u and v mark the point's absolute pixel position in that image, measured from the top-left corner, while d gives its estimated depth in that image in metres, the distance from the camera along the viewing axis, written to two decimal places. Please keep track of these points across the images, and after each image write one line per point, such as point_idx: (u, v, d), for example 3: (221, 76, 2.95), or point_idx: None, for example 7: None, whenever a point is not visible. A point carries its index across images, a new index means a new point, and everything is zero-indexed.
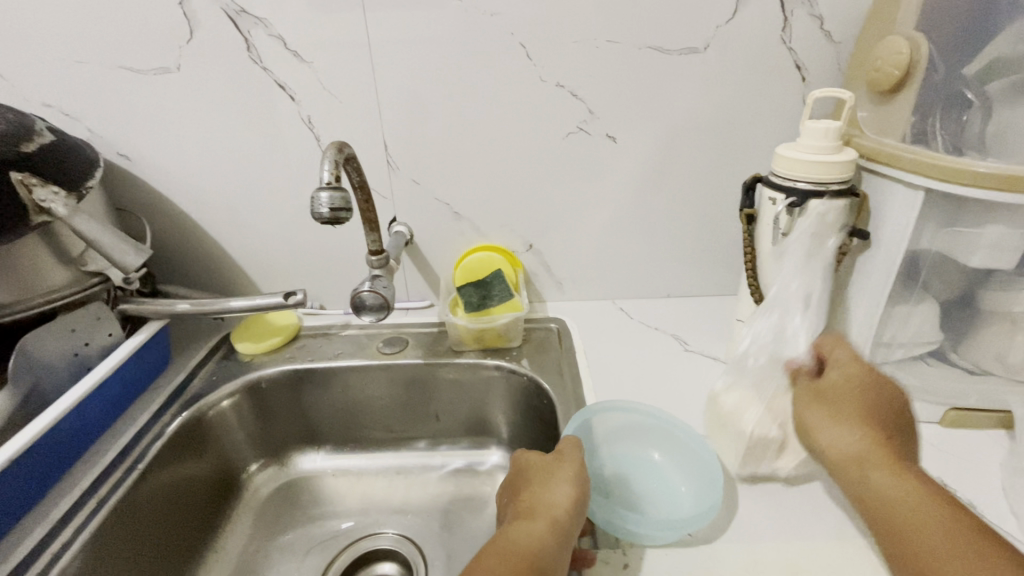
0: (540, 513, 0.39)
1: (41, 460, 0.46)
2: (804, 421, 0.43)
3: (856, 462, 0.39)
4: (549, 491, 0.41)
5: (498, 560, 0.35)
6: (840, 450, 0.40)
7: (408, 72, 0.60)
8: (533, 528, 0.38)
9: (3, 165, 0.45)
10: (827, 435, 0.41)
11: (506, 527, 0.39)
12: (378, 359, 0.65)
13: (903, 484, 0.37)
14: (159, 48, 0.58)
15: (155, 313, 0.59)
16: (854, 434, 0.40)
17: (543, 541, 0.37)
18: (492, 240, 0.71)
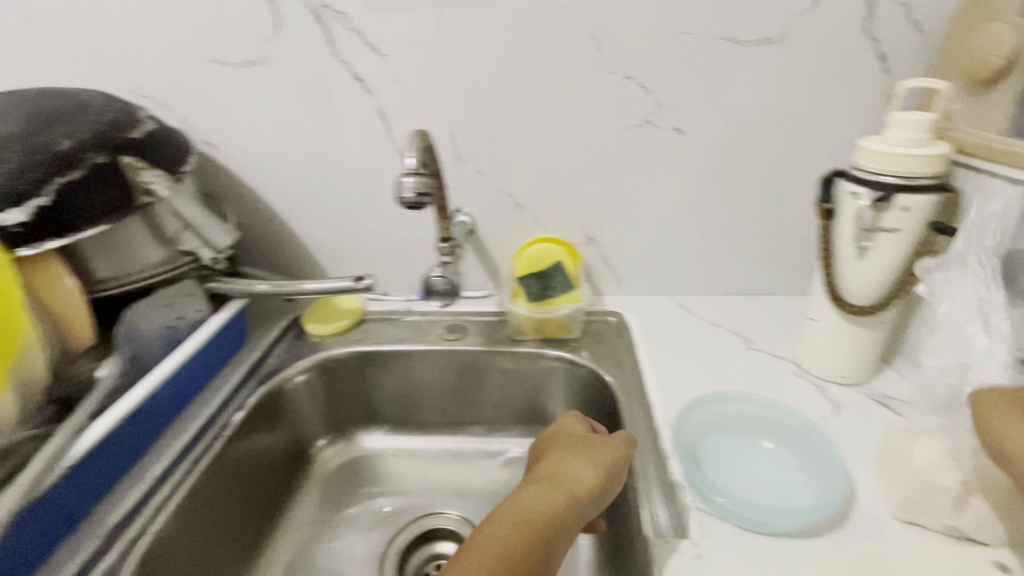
0: (564, 486, 0.42)
1: (142, 422, 0.49)
2: (987, 427, 0.40)
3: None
4: (578, 471, 0.44)
5: (520, 514, 0.39)
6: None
7: (479, 65, 0.61)
8: (554, 496, 0.41)
9: (116, 151, 0.50)
10: (1015, 441, 0.38)
11: (530, 487, 0.42)
12: (441, 345, 0.67)
13: None
14: (248, 42, 0.62)
15: (236, 292, 0.62)
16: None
17: (560, 511, 0.40)
18: (552, 232, 0.71)
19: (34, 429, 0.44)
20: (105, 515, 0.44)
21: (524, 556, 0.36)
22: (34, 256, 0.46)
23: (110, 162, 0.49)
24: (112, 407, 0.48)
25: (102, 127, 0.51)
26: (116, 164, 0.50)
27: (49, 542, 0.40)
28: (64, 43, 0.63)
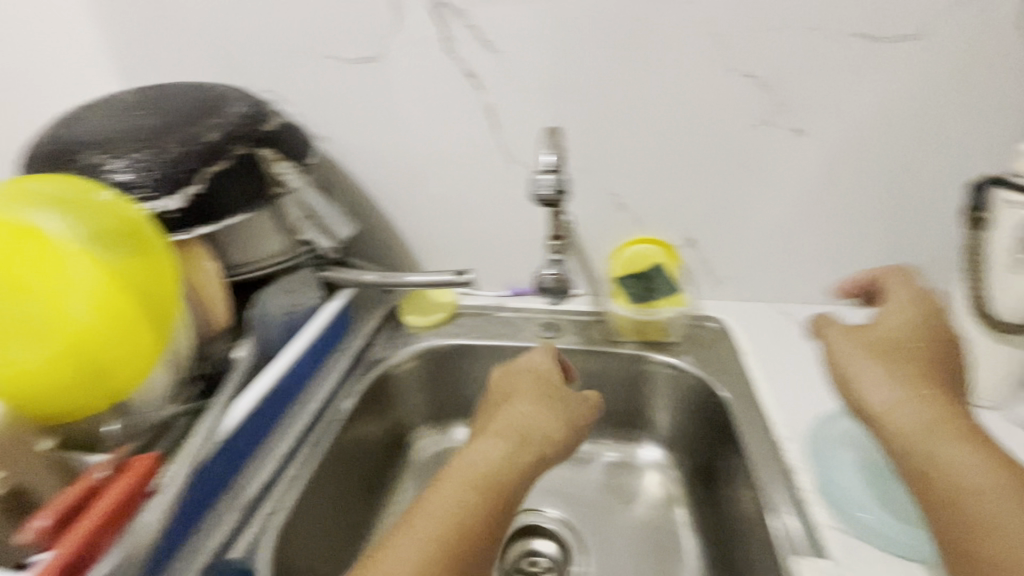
0: (523, 440, 0.48)
1: (271, 403, 0.51)
2: (848, 381, 0.46)
3: (908, 424, 0.41)
4: (536, 426, 0.50)
5: (477, 470, 0.44)
6: (894, 414, 0.42)
7: (592, 61, 0.61)
8: (510, 450, 0.46)
9: (253, 143, 0.52)
10: (875, 398, 0.43)
11: (489, 440, 0.47)
12: (539, 342, 0.67)
13: (965, 451, 0.38)
14: (365, 38, 0.63)
15: (348, 282, 0.64)
16: (914, 398, 0.42)
17: (519, 464, 0.46)
18: (652, 232, 0.69)
19: (186, 403, 0.49)
20: (242, 489, 0.46)
21: (484, 510, 0.42)
22: (180, 242, 0.49)
23: (247, 152, 0.51)
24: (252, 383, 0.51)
25: (242, 120, 0.53)
26: (252, 157, 0.52)
27: (200, 510, 0.43)
28: (194, 41, 0.66)
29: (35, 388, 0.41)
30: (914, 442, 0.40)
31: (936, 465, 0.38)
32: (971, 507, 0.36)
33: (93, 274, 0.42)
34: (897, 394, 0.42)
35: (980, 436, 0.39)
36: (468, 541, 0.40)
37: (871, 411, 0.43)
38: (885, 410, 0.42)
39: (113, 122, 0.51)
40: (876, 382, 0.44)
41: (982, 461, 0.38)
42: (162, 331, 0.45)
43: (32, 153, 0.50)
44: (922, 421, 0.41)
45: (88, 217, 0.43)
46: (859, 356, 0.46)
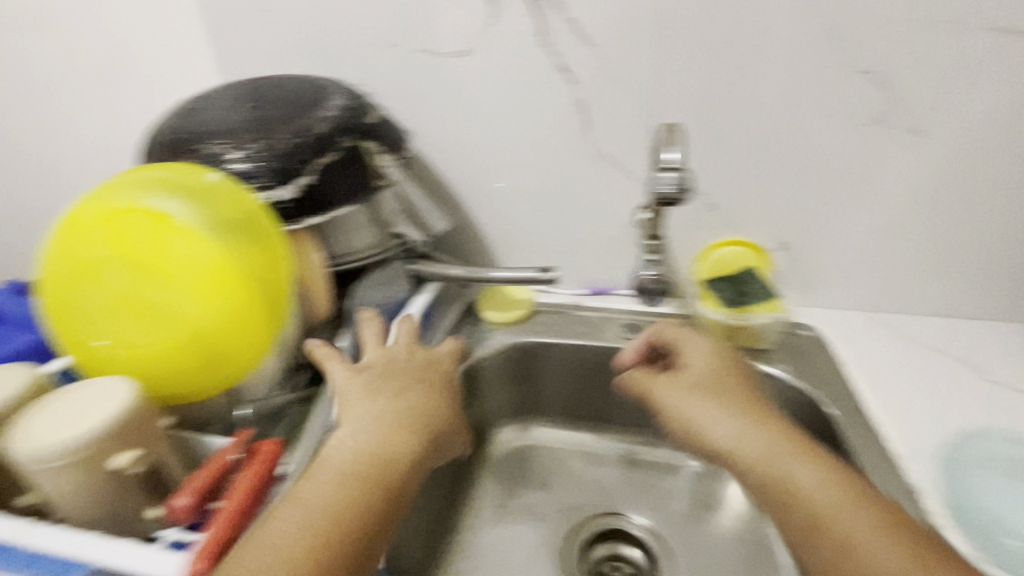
0: (419, 431, 0.44)
1: None
2: (682, 406, 0.52)
3: (747, 458, 0.46)
4: (432, 418, 0.47)
5: (364, 455, 0.41)
6: (730, 442, 0.48)
7: (694, 57, 0.59)
8: (404, 439, 0.43)
9: (360, 136, 0.52)
10: (703, 421, 0.50)
11: (383, 425, 0.43)
12: (625, 342, 0.65)
13: (825, 476, 0.44)
14: (460, 32, 0.62)
15: (436, 276, 0.63)
16: (746, 425, 0.48)
17: (411, 457, 0.42)
18: (743, 234, 0.67)
19: (295, 392, 0.50)
20: None
21: (367, 501, 0.38)
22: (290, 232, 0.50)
23: (354, 145, 0.52)
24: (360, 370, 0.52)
25: (347, 112, 0.53)
26: (357, 150, 0.52)
27: None
28: (288, 34, 0.66)
29: (162, 369, 0.43)
30: (770, 473, 0.45)
31: (799, 495, 0.43)
32: (837, 525, 0.41)
33: (217, 263, 0.43)
34: (739, 432, 0.48)
35: (810, 457, 0.45)
36: (348, 532, 0.37)
37: (716, 449, 0.48)
38: (728, 445, 0.48)
39: (229, 115, 0.52)
40: (709, 420, 0.50)
41: (843, 487, 0.43)
42: (276, 320, 0.46)
43: (152, 143, 0.52)
44: (761, 453, 0.46)
45: (215, 205, 0.44)
46: (696, 396, 0.52)
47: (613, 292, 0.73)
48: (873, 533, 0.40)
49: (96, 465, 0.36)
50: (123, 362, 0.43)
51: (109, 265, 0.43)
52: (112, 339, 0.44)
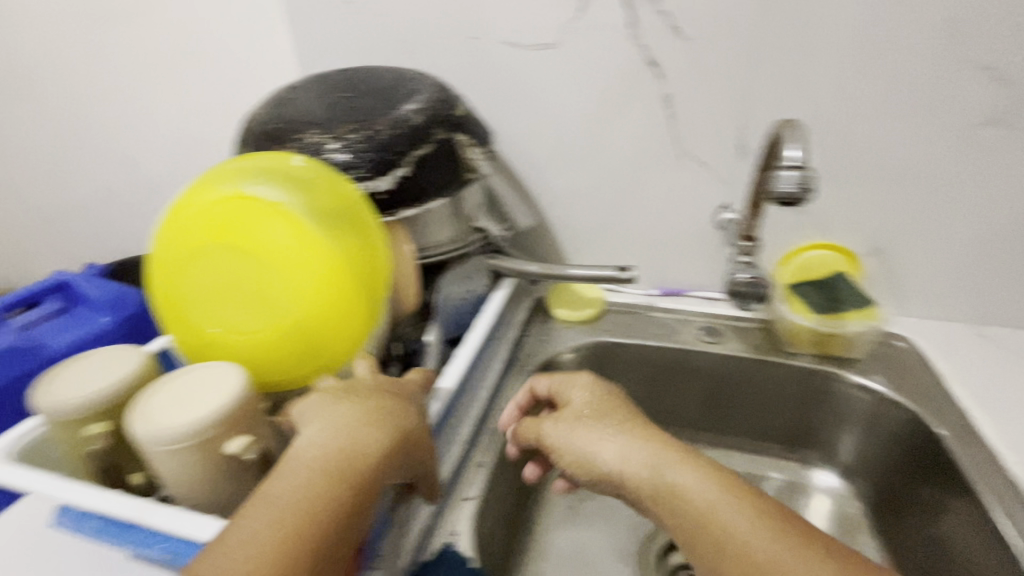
0: (399, 434, 0.37)
1: (459, 391, 0.52)
2: (560, 438, 0.44)
3: (644, 483, 0.39)
4: (420, 424, 0.40)
5: (334, 457, 0.34)
6: (627, 467, 0.40)
7: (793, 52, 0.56)
8: (383, 442, 0.36)
9: (452, 128, 0.52)
10: (581, 450, 0.42)
11: (363, 425, 0.36)
12: (703, 346, 0.64)
13: (700, 479, 0.38)
14: (546, 25, 0.61)
15: (513, 272, 0.63)
16: (634, 445, 0.41)
17: (386, 466, 0.36)
18: (832, 238, 0.64)
19: None
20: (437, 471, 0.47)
21: (326, 516, 0.32)
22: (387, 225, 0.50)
23: (447, 137, 0.51)
24: (451, 359, 0.53)
25: (438, 102, 0.52)
26: (450, 142, 0.51)
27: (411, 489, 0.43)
28: (369, 26, 0.66)
29: (263, 357, 0.43)
30: (654, 485, 0.39)
31: (678, 504, 0.37)
32: (716, 531, 0.35)
33: (320, 252, 0.42)
34: (620, 455, 0.41)
35: (669, 461, 0.39)
36: (305, 544, 0.31)
37: (599, 471, 0.41)
38: (610, 463, 0.41)
39: (322, 104, 0.51)
40: (594, 446, 0.42)
41: (717, 488, 0.37)
42: (372, 312, 0.46)
43: (246, 133, 0.52)
44: (646, 463, 0.39)
45: (319, 193, 0.43)
46: (577, 426, 0.44)
47: (687, 293, 0.72)
48: (763, 540, 0.34)
49: (212, 450, 0.37)
50: (226, 345, 0.44)
51: (215, 249, 0.43)
52: (214, 323, 0.44)
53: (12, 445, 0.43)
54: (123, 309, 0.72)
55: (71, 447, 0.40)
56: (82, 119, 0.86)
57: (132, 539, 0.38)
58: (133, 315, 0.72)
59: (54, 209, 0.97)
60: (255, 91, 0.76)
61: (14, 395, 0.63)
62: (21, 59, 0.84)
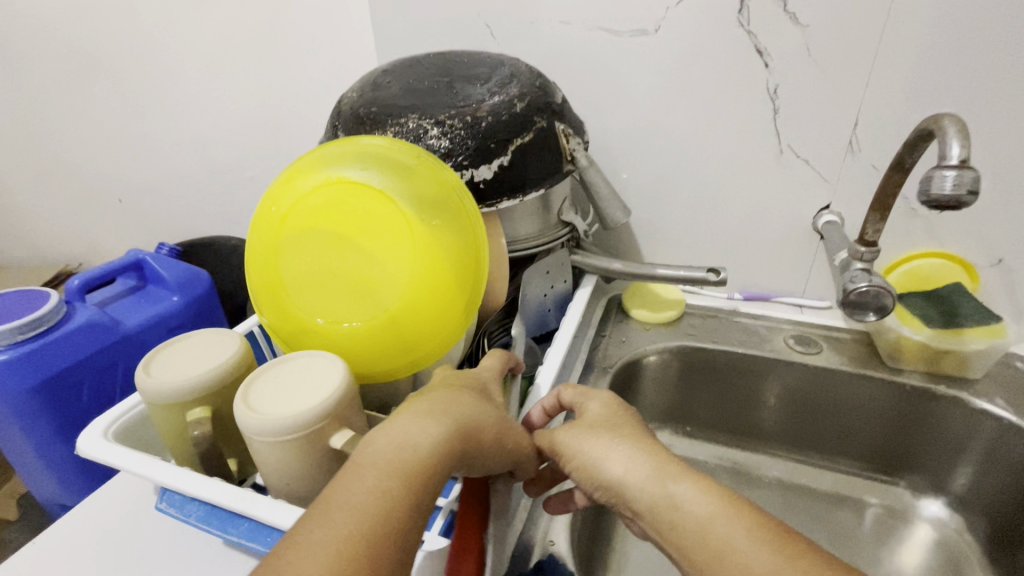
0: (462, 424, 0.32)
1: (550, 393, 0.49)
2: (560, 446, 0.37)
3: (642, 497, 0.32)
4: (486, 413, 0.34)
5: (388, 452, 0.29)
6: (630, 482, 0.32)
7: (926, 42, 0.51)
8: (442, 433, 0.31)
9: (553, 116, 0.49)
10: (580, 461, 0.35)
11: (417, 415, 0.31)
12: (796, 356, 0.60)
13: (701, 492, 0.31)
14: (647, 10, 0.57)
15: (594, 269, 0.61)
16: (637, 456, 0.33)
17: (451, 461, 0.31)
18: (947, 248, 0.58)
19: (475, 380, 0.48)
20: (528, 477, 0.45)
21: (393, 517, 0.27)
22: (485, 216, 0.48)
23: (548, 125, 0.49)
24: (545, 359, 0.51)
25: (537, 88, 0.50)
26: (551, 129, 0.49)
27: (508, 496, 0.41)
28: (454, 9, 0.64)
29: (356, 350, 0.41)
30: (653, 499, 0.31)
31: (676, 521, 0.30)
32: (717, 557, 0.28)
33: (423, 242, 0.40)
34: (621, 464, 0.33)
35: (673, 472, 0.32)
36: (373, 551, 0.26)
37: (594, 479, 0.34)
38: (603, 470, 0.34)
39: (419, 87, 0.49)
40: (592, 451, 0.35)
41: (717, 504, 0.30)
42: (469, 306, 0.44)
43: (339, 116, 0.50)
44: (647, 472, 0.32)
45: (421, 180, 0.41)
46: (583, 428, 0.37)
47: (774, 299, 0.68)
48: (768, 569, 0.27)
49: (316, 444, 0.35)
50: (318, 335, 0.42)
51: (310, 235, 0.41)
52: (304, 312, 0.42)
53: (111, 423, 0.43)
54: (193, 289, 0.72)
55: (168, 431, 0.40)
56: (160, 101, 0.87)
57: (237, 531, 0.37)
58: (202, 296, 0.72)
59: (128, 188, 0.99)
60: (332, 76, 0.75)
61: (90, 369, 0.62)
62: (104, 39, 0.85)
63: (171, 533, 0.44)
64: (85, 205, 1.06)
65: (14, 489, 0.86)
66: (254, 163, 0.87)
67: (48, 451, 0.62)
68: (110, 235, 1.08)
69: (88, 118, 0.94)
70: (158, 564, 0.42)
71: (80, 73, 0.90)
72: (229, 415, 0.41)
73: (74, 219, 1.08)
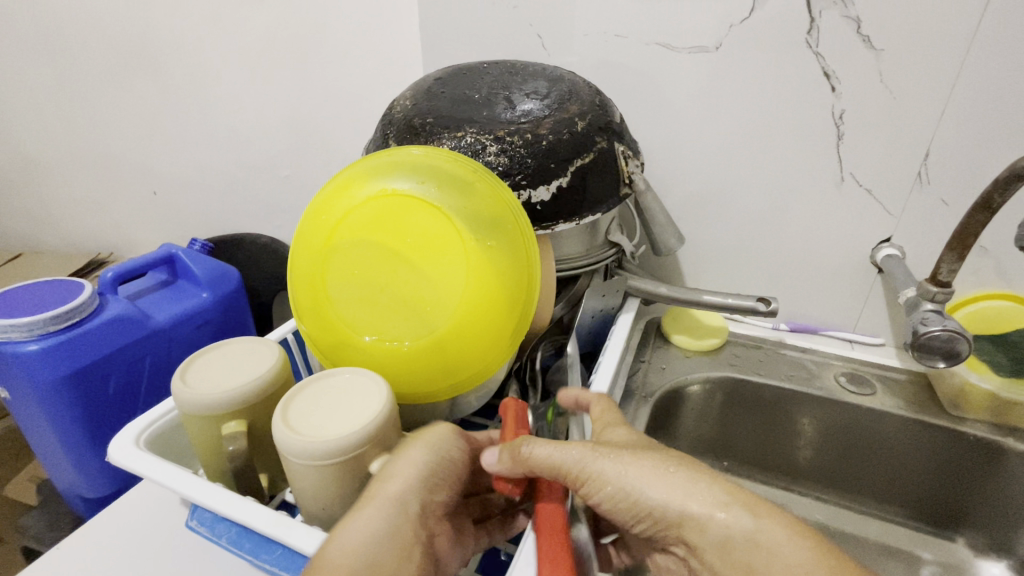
0: (374, 499, 0.31)
1: None
2: (592, 483, 0.33)
3: (713, 532, 0.30)
4: (420, 476, 0.32)
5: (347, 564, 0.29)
6: (697, 519, 0.30)
7: (1013, 74, 0.48)
8: (384, 525, 0.30)
9: (613, 138, 0.48)
10: (626, 498, 0.32)
11: (353, 516, 0.30)
12: (848, 396, 0.57)
13: (779, 530, 0.29)
14: (708, 26, 0.55)
15: (640, 292, 0.58)
16: (695, 489, 0.31)
17: (395, 534, 0.30)
18: (1017, 292, 0.55)
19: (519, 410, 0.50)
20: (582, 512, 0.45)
21: None
22: (539, 238, 0.46)
23: (608, 147, 0.47)
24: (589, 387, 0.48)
25: (597, 106, 0.48)
26: (611, 151, 0.47)
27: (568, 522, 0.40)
28: (504, 15, 0.62)
29: (400, 370, 0.39)
30: (725, 533, 0.30)
31: (753, 568, 0.29)
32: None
33: (477, 264, 0.38)
34: (684, 497, 0.31)
35: (750, 506, 0.31)
36: None
37: (643, 513, 0.32)
38: (658, 505, 0.31)
39: (474, 98, 0.47)
40: (637, 484, 0.32)
41: (797, 558, 0.29)
42: (518, 331, 0.42)
43: (391, 124, 0.49)
44: (716, 504, 0.30)
45: (479, 199, 0.39)
46: (623, 456, 0.33)
47: (822, 333, 0.65)
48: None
49: (356, 469, 0.34)
50: (360, 353, 0.40)
51: (361, 250, 0.39)
52: (348, 328, 0.40)
53: (144, 429, 0.42)
54: (223, 286, 0.71)
55: (202, 444, 0.38)
56: (203, 96, 0.87)
57: (269, 557, 0.36)
58: (231, 294, 0.71)
59: (162, 180, 1.00)
60: (375, 80, 0.74)
61: (120, 363, 0.61)
62: (150, 32, 0.85)
63: (199, 543, 0.43)
64: (120, 193, 1.06)
65: (34, 475, 0.86)
66: (290, 162, 0.87)
67: (74, 446, 0.61)
68: (140, 224, 1.08)
69: (130, 108, 0.95)
70: None
71: (125, 64, 0.90)
72: (264, 430, 0.39)
73: (107, 206, 1.09)
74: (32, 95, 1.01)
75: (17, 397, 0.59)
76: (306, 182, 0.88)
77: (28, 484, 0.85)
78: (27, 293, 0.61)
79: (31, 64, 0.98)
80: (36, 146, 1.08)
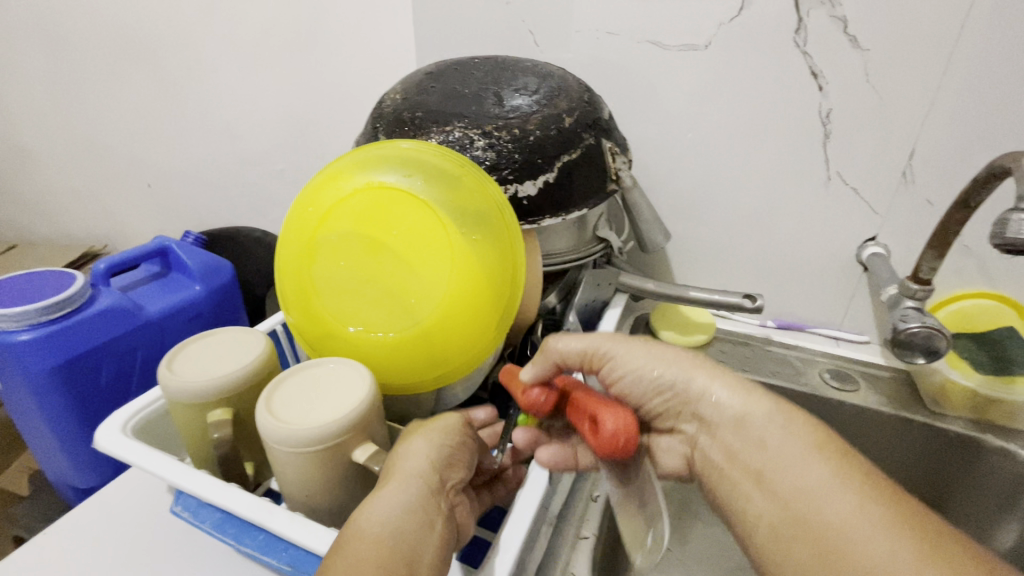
0: (396, 475, 0.33)
1: None
2: (620, 360, 0.41)
3: (728, 403, 0.38)
4: (435, 453, 0.35)
5: (376, 531, 0.30)
6: (713, 392, 0.39)
7: (997, 75, 0.49)
8: (407, 494, 0.32)
9: (601, 134, 0.48)
10: (650, 373, 0.41)
11: (377, 491, 0.32)
12: (831, 392, 0.58)
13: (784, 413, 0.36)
14: (698, 25, 0.56)
15: (630, 287, 0.58)
16: (720, 375, 0.39)
17: (417, 503, 0.32)
18: (998, 291, 0.56)
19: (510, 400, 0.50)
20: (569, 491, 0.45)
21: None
22: (525, 232, 0.46)
23: (595, 142, 0.48)
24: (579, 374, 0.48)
25: (585, 103, 0.48)
26: (599, 147, 0.48)
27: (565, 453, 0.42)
28: (497, 11, 0.63)
29: (386, 360, 0.40)
30: (738, 405, 0.38)
31: (762, 441, 0.35)
32: (789, 480, 0.33)
33: (462, 257, 0.39)
34: (705, 377, 0.40)
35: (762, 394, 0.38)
36: None
37: (666, 386, 0.41)
38: (681, 381, 0.40)
39: (464, 93, 0.48)
40: (664, 360, 0.41)
41: (804, 438, 0.35)
42: (503, 323, 0.42)
43: (381, 117, 0.49)
44: (734, 385, 0.39)
45: (466, 195, 0.39)
46: (653, 346, 0.42)
47: (808, 330, 0.66)
48: (847, 502, 0.31)
49: (340, 456, 0.34)
50: (346, 342, 0.40)
51: (348, 241, 0.40)
52: (334, 318, 0.41)
53: (131, 417, 0.43)
54: (216, 279, 0.71)
55: (187, 431, 0.39)
56: (198, 88, 0.88)
57: (252, 542, 0.37)
58: (225, 286, 0.72)
59: (157, 173, 1.00)
60: (369, 75, 0.75)
61: (111, 353, 0.61)
62: (145, 23, 0.85)
63: (186, 530, 0.43)
64: (115, 186, 1.06)
65: (26, 465, 0.87)
66: (284, 156, 0.87)
67: (62, 435, 0.61)
68: (134, 216, 1.08)
69: (125, 99, 0.95)
70: (171, 564, 0.41)
71: (120, 56, 0.90)
72: (249, 419, 0.40)
73: (102, 199, 1.09)
74: (28, 86, 1.01)
75: (8, 387, 0.59)
76: (300, 176, 0.88)
77: (19, 475, 0.85)
78: (19, 283, 0.61)
79: (26, 55, 0.98)
80: (31, 138, 1.08)
